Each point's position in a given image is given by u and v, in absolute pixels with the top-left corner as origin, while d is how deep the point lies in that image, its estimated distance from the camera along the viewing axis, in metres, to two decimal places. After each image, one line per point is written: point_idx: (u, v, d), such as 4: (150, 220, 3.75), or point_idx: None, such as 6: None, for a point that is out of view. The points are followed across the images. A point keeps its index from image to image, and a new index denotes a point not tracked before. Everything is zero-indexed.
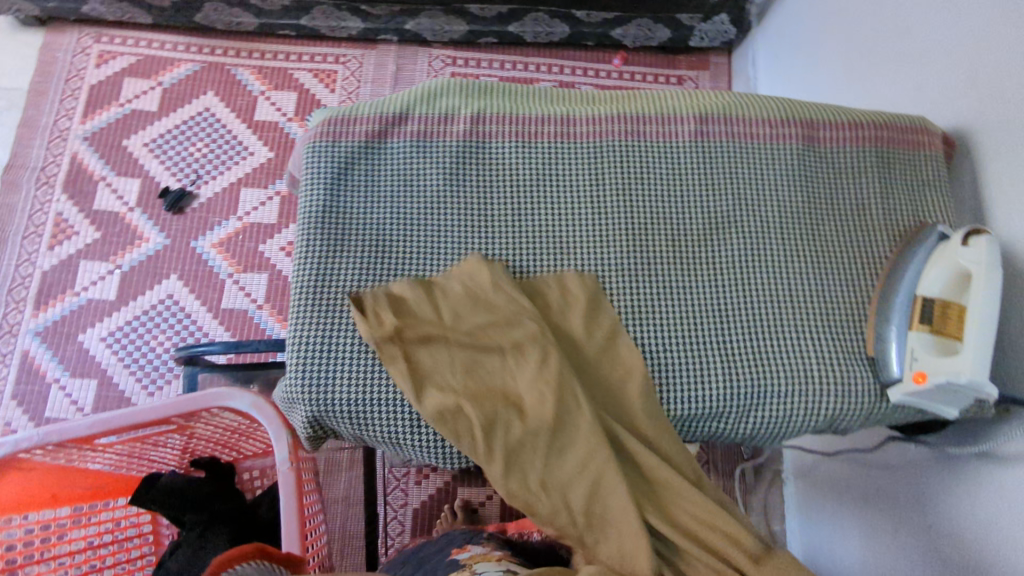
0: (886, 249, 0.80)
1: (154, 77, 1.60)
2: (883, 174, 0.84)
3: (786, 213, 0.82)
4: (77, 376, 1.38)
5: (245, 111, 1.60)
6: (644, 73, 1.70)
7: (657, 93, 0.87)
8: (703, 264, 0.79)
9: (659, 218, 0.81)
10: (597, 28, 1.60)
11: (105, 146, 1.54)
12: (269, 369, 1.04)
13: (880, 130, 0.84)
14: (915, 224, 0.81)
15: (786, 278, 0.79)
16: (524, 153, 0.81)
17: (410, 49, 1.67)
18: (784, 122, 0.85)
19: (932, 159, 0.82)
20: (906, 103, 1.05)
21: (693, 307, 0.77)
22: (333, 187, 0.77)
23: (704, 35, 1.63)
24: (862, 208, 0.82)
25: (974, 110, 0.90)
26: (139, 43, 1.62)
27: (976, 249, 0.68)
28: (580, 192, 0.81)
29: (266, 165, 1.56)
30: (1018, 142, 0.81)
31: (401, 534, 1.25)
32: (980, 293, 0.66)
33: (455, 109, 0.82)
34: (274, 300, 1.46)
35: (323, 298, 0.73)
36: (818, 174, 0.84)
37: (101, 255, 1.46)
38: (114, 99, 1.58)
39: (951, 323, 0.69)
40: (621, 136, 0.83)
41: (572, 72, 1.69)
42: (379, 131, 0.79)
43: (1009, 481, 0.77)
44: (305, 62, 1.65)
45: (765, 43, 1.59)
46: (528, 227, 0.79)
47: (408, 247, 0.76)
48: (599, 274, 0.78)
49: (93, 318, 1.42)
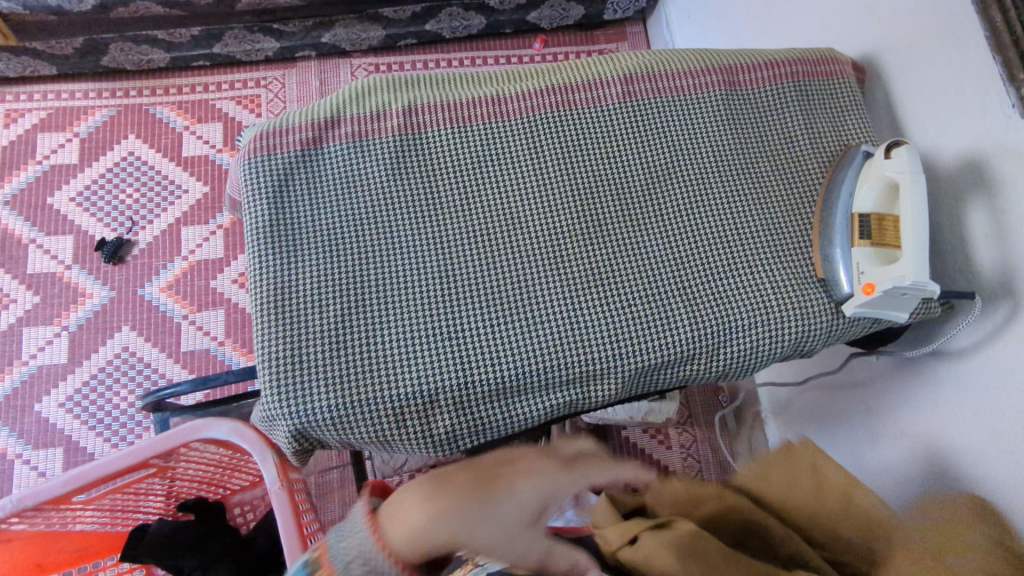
0: (819, 175, 0.84)
1: (69, 129, 1.54)
2: (804, 105, 0.88)
3: (721, 156, 0.85)
4: (40, 447, 1.32)
5: (172, 149, 1.55)
6: (566, 52, 1.73)
7: (580, 62, 0.89)
8: (652, 217, 0.81)
9: (604, 180, 0.83)
10: (513, 15, 1.62)
11: (28, 207, 1.48)
12: (242, 400, 1.02)
13: (793, 66, 0.89)
14: (841, 148, 0.85)
15: (732, 218, 0.82)
16: (461, 138, 0.82)
17: (331, 62, 1.66)
18: (703, 71, 0.88)
19: (852, 84, 0.89)
20: (815, 39, 1.10)
21: (649, 260, 0.79)
22: (277, 200, 0.77)
23: (617, 7, 1.67)
24: (790, 140, 0.86)
25: (877, 35, 0.95)
26: (47, 96, 1.56)
27: (898, 160, 0.73)
28: (523, 167, 0.82)
29: (203, 200, 1.52)
30: (920, 58, 0.87)
31: None
32: (910, 199, 0.71)
33: (385, 105, 0.82)
34: (235, 334, 1.43)
35: (286, 311, 0.73)
36: (744, 115, 0.87)
37: (45, 319, 1.40)
38: (30, 157, 1.51)
39: (888, 234, 0.73)
40: (552, 108, 0.85)
41: (495, 62, 1.71)
42: (313, 138, 0.79)
43: (964, 373, 0.82)
44: (226, 90, 1.62)
45: (675, 6, 1.63)
46: (478, 209, 0.80)
47: (362, 247, 0.76)
48: (555, 243, 0.79)
49: (47, 385, 1.36)
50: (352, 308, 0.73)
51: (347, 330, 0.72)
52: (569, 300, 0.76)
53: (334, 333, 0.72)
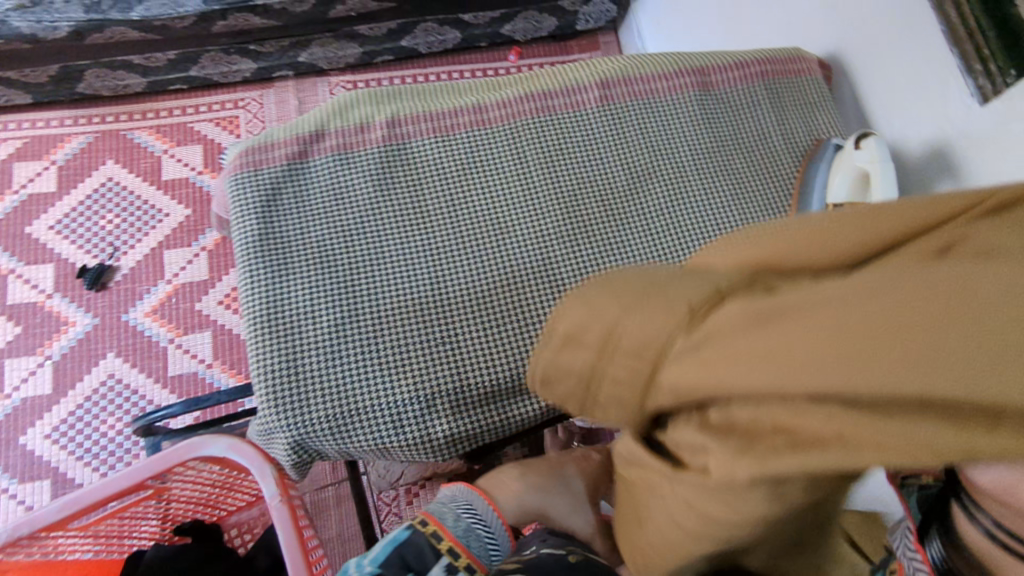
0: (792, 169, 0.87)
1: (46, 157, 1.53)
2: (775, 103, 0.91)
3: (699, 154, 0.87)
4: (26, 481, 1.30)
5: (152, 173, 1.55)
6: (541, 63, 1.76)
7: (557, 69, 0.91)
8: (635, 216, 0.83)
9: (587, 182, 0.85)
10: (487, 28, 1.64)
11: (7, 238, 1.46)
12: (234, 420, 1.01)
13: (763, 66, 0.93)
14: (812, 142, 0.88)
15: (712, 213, 0.84)
16: (445, 147, 0.84)
17: (309, 81, 1.66)
18: (676, 73, 0.91)
19: (819, 81, 0.92)
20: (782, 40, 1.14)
21: (634, 255, 0.81)
22: (266, 214, 0.77)
23: (588, 17, 1.71)
24: (763, 136, 0.89)
25: (841, 33, 0.99)
26: (22, 125, 1.54)
27: (867, 150, 0.76)
28: (507, 172, 0.84)
29: (185, 223, 1.51)
30: (883, 53, 0.90)
31: None
32: (880, 188, 0.73)
33: (369, 118, 0.83)
34: (223, 356, 1.42)
35: (280, 324, 0.73)
36: (718, 114, 0.90)
37: (27, 350, 1.38)
38: (7, 187, 1.50)
39: None
40: (533, 114, 0.87)
41: (472, 74, 1.73)
42: (300, 152, 0.80)
43: None
44: (204, 113, 1.62)
45: (646, 14, 1.67)
46: (465, 215, 0.81)
47: (352, 257, 0.77)
48: (541, 243, 0.81)
49: (32, 416, 1.34)
50: (345, 317, 0.74)
51: (341, 339, 0.73)
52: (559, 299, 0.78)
53: (328, 343, 0.73)
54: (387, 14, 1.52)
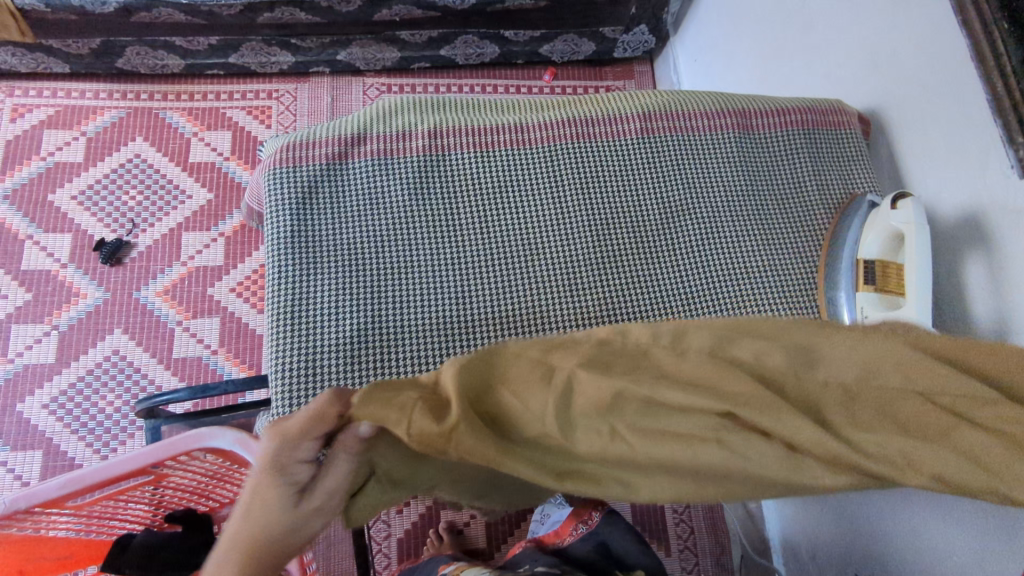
0: (825, 221, 0.87)
1: (77, 127, 1.54)
2: (813, 152, 0.91)
3: (734, 194, 0.87)
4: (18, 449, 1.29)
5: (179, 154, 1.55)
6: (574, 86, 1.78)
7: (600, 96, 0.92)
8: (665, 249, 0.83)
9: (620, 211, 0.85)
10: (526, 47, 1.66)
11: (28, 203, 1.46)
12: (238, 411, 1.01)
13: (804, 114, 0.92)
14: (847, 196, 0.88)
15: (741, 254, 0.84)
16: (483, 162, 0.84)
17: (344, 80, 1.68)
18: (718, 113, 0.91)
19: (856, 136, 0.91)
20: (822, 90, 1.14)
21: (662, 291, 0.80)
22: (298, 211, 0.77)
23: (626, 46, 1.71)
24: (797, 185, 0.89)
25: (882, 90, 0.99)
26: (56, 93, 1.55)
27: (904, 211, 0.75)
28: (542, 194, 0.84)
29: (206, 207, 1.52)
30: (924, 116, 0.90)
31: (388, 566, 1.21)
32: (914, 249, 0.73)
33: (411, 125, 0.84)
34: (229, 344, 1.41)
35: (302, 323, 0.73)
36: (756, 157, 0.90)
37: (35, 317, 1.38)
38: (35, 153, 1.50)
39: (892, 281, 0.75)
40: (573, 139, 0.87)
41: (505, 90, 1.74)
42: (339, 153, 0.80)
43: None
44: (237, 100, 1.63)
45: (684, 48, 1.68)
46: (498, 232, 0.81)
47: (381, 263, 0.77)
48: (570, 267, 0.80)
49: (32, 385, 1.33)
50: (367, 322, 0.73)
51: (361, 345, 0.72)
52: (580, 324, 0.77)
53: (347, 347, 0.72)
54: (431, 23, 1.52)
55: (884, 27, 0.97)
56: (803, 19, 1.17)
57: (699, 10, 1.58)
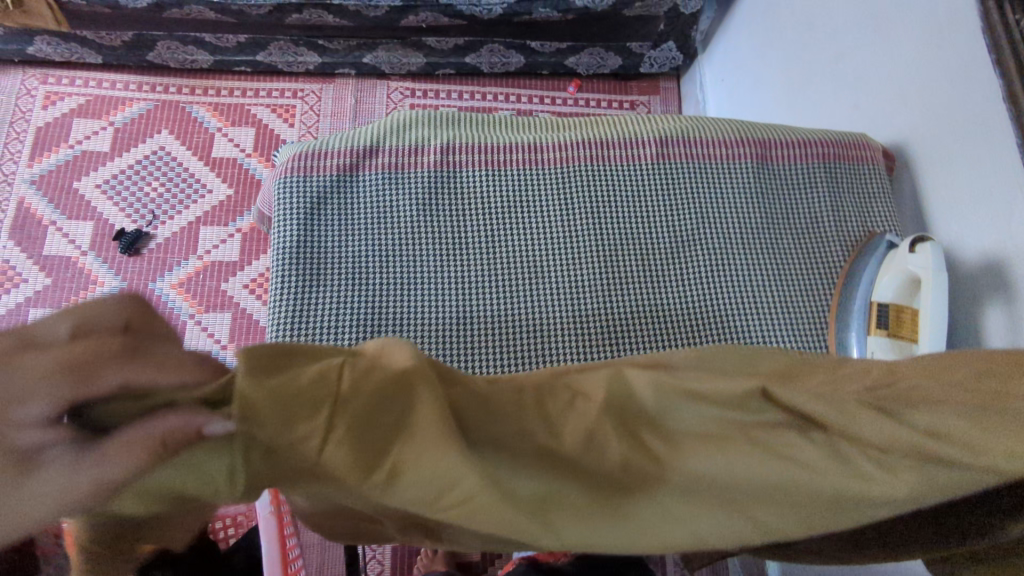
0: (840, 259, 0.85)
1: (105, 117, 1.57)
2: (833, 186, 0.89)
3: (748, 226, 0.86)
4: None
5: (202, 148, 1.58)
6: (599, 99, 1.76)
7: (617, 118, 0.91)
8: (673, 279, 0.82)
9: (630, 237, 0.83)
10: (552, 58, 1.64)
11: (54, 190, 1.49)
12: None
13: (827, 146, 0.90)
14: (865, 235, 0.86)
15: (752, 289, 0.82)
16: (494, 180, 0.83)
17: (368, 82, 1.68)
18: (737, 141, 0.90)
19: (879, 173, 0.88)
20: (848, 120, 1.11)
21: (666, 322, 0.79)
22: (306, 221, 0.77)
23: (653, 62, 1.69)
24: (814, 221, 0.87)
25: (910, 125, 0.96)
26: (88, 83, 1.59)
27: (922, 256, 0.72)
28: (552, 215, 0.83)
29: (225, 203, 1.53)
30: (952, 154, 0.87)
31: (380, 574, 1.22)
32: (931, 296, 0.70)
33: (424, 140, 0.83)
34: (239, 340, 1.43)
35: (301, 334, 0.72)
36: (773, 189, 0.88)
37: (53, 303, 1.41)
38: (63, 141, 1.54)
39: (906, 328, 0.73)
40: (587, 160, 0.86)
41: (528, 100, 1.74)
42: (349, 165, 0.80)
43: None
44: (263, 98, 1.64)
45: (711, 68, 1.66)
46: (504, 251, 0.80)
47: (384, 278, 0.77)
48: (575, 291, 0.79)
49: None
50: (365, 337, 0.73)
51: None
52: (580, 352, 0.76)
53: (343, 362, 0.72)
54: (457, 31, 1.52)
55: (915, 60, 0.94)
56: (833, 46, 1.14)
57: (729, 29, 1.55)
